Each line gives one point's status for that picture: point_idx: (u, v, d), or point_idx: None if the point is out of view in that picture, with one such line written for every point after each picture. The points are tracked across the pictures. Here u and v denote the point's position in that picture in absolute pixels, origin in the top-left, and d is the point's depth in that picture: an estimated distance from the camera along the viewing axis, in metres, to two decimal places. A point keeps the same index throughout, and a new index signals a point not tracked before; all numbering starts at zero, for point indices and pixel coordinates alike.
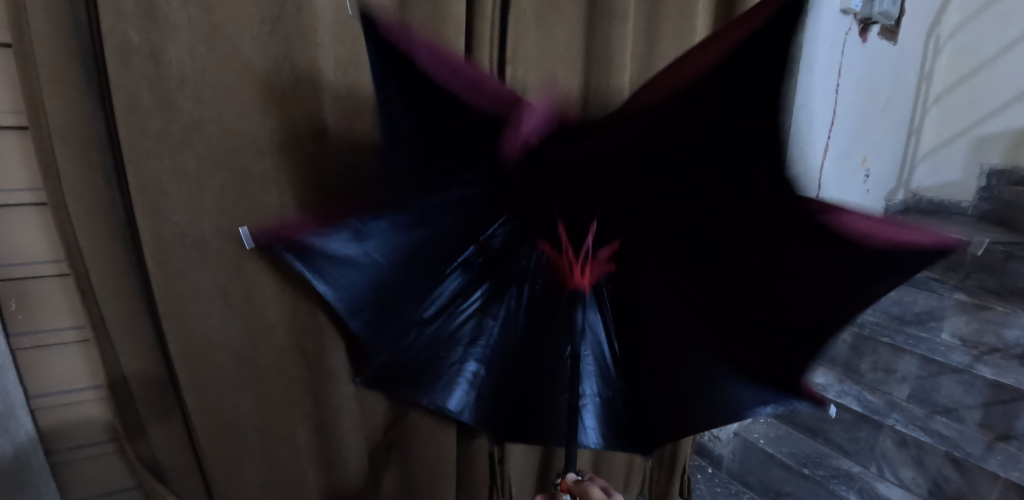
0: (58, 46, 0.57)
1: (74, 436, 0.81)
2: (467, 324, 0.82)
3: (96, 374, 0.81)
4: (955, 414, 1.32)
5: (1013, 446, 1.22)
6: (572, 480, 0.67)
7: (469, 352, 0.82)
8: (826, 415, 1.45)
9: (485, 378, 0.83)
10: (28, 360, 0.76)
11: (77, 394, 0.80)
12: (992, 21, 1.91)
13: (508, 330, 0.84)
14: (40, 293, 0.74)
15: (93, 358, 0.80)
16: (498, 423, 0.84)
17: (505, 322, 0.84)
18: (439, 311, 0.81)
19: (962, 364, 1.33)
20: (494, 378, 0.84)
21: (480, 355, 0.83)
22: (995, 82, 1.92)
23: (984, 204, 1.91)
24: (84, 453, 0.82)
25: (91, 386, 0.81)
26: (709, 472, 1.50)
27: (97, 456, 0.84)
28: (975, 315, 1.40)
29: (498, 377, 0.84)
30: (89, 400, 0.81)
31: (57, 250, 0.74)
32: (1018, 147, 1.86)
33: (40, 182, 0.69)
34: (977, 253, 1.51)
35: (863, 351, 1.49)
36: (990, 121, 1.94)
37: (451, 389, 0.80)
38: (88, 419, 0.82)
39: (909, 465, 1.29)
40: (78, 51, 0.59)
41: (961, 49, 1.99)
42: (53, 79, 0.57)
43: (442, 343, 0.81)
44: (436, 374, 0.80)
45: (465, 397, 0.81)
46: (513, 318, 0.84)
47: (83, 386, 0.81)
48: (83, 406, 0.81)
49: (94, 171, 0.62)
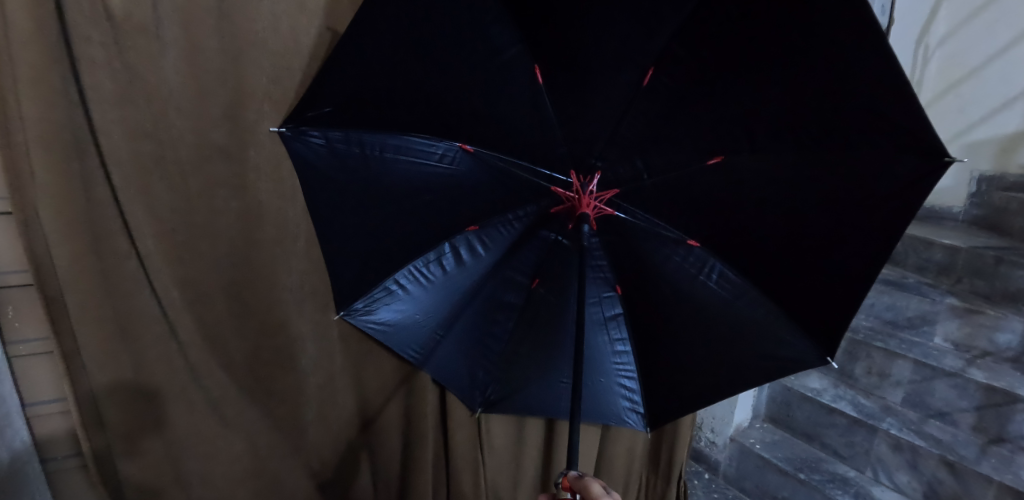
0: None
1: (48, 448, 0.84)
2: (442, 281, 0.96)
3: (60, 386, 0.83)
4: (949, 418, 1.33)
5: (1006, 449, 1.24)
6: (573, 476, 0.71)
7: (439, 317, 0.98)
8: (821, 420, 1.46)
9: (456, 335, 1.00)
10: (21, 369, 0.80)
11: (43, 407, 0.82)
12: (980, 29, 1.94)
13: (487, 305, 0.99)
14: (12, 305, 0.76)
15: (59, 371, 0.82)
16: (463, 366, 1.02)
17: (488, 293, 0.98)
18: (418, 270, 0.94)
19: (954, 368, 1.32)
20: (462, 340, 1.01)
21: (450, 315, 0.98)
22: (983, 89, 1.95)
23: (974, 209, 1.90)
24: (55, 464, 0.85)
25: (55, 399, 0.83)
26: (705, 478, 1.54)
27: (67, 469, 0.86)
28: (967, 319, 1.38)
29: (470, 340, 1.01)
30: (53, 413, 0.83)
31: (25, 261, 0.75)
32: (1005, 152, 1.90)
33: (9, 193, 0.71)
34: (969, 258, 1.51)
35: (857, 356, 1.48)
36: (978, 128, 1.96)
37: (408, 334, 0.98)
38: (59, 431, 0.84)
39: (904, 469, 1.31)
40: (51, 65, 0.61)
41: (950, 57, 2.03)
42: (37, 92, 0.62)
43: (411, 296, 0.96)
44: (393, 315, 0.96)
45: (425, 346, 0.99)
46: (494, 295, 0.99)
47: (49, 399, 0.82)
48: (55, 417, 0.83)
49: (71, 181, 0.68)
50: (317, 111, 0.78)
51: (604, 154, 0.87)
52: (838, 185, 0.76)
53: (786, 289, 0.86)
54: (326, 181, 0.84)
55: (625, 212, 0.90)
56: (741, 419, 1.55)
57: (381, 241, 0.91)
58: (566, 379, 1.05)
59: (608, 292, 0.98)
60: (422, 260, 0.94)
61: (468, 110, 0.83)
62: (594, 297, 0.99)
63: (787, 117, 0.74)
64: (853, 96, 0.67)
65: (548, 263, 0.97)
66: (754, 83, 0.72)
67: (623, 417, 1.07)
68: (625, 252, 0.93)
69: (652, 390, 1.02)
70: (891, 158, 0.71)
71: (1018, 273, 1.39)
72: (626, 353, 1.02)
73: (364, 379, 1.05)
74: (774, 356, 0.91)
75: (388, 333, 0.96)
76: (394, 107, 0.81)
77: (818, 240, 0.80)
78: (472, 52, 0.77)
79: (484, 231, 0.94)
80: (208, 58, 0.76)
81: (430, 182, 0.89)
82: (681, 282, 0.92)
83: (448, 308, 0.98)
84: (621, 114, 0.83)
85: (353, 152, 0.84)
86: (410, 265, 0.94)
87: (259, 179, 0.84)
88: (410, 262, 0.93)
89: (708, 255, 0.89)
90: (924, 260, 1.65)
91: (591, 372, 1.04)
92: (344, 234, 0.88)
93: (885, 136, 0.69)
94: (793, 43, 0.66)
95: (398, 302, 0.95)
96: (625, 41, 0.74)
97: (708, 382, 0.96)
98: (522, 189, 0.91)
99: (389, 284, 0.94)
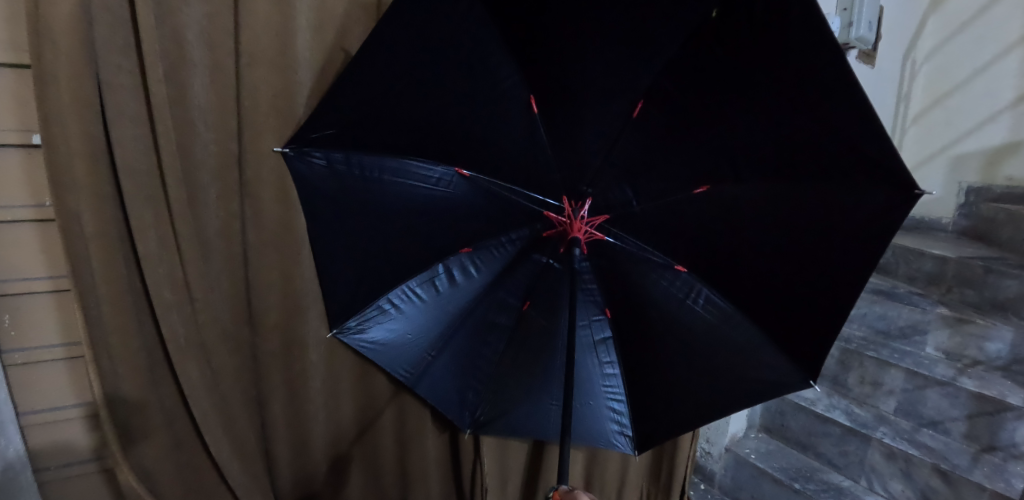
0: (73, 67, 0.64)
1: (62, 454, 0.85)
2: (434, 301, 0.96)
3: (84, 391, 0.86)
4: (941, 426, 1.32)
5: (998, 457, 1.24)
6: (563, 490, 0.71)
7: (432, 337, 0.98)
8: (815, 430, 1.48)
9: (450, 356, 1.00)
10: (19, 377, 0.81)
11: (66, 412, 0.84)
12: (965, 45, 2.00)
13: (479, 326, 0.99)
14: (32, 311, 0.80)
15: (81, 374, 0.85)
16: (453, 387, 1.01)
17: (479, 315, 0.99)
18: (412, 289, 0.95)
19: (946, 376, 1.32)
20: (455, 360, 1.01)
21: (443, 335, 0.99)
22: (968, 103, 2.00)
23: (963, 220, 1.91)
24: (70, 472, 0.86)
25: (78, 404, 0.85)
26: (701, 489, 1.55)
27: (83, 475, 0.87)
28: (957, 328, 1.38)
29: (460, 361, 1.01)
30: (75, 418, 0.85)
31: (56, 268, 0.80)
32: (990, 165, 1.96)
33: (43, 201, 0.76)
34: (958, 268, 1.53)
35: (851, 365, 1.48)
36: (967, 140, 2.01)
37: (398, 354, 0.98)
38: (59, 439, 0.85)
39: (898, 479, 1.32)
40: (70, 80, 0.64)
41: (936, 72, 2.09)
42: (44, 107, 0.64)
43: (405, 315, 0.96)
44: (385, 334, 0.96)
45: (417, 366, 0.99)
46: (484, 316, 0.99)
47: (69, 403, 0.85)
48: (72, 422, 0.85)
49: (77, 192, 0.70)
50: (321, 132, 0.82)
51: (596, 181, 0.89)
52: (825, 210, 0.78)
53: (772, 315, 0.88)
54: (328, 199, 0.86)
55: (615, 237, 0.91)
56: (736, 429, 1.56)
57: (376, 256, 0.92)
58: (555, 400, 1.03)
59: (597, 315, 0.99)
60: (415, 279, 0.95)
61: (466, 136, 0.86)
62: (583, 320, 0.99)
63: (769, 149, 0.76)
64: (835, 126, 0.69)
65: (538, 286, 0.98)
66: (738, 113, 0.75)
67: (612, 441, 1.04)
68: (616, 275, 0.94)
69: (641, 413, 1.01)
70: (867, 188, 0.73)
71: (1007, 282, 1.40)
72: (615, 376, 1.01)
73: (374, 395, 1.07)
74: (762, 380, 0.92)
75: (380, 352, 0.96)
76: (392, 130, 0.84)
77: (803, 265, 0.82)
78: (465, 76, 0.80)
79: (477, 252, 0.95)
80: (228, 73, 0.79)
81: (426, 205, 0.90)
82: (669, 306, 0.92)
83: (441, 323, 0.98)
84: (613, 139, 0.85)
85: (354, 174, 0.87)
86: (403, 284, 0.95)
87: (260, 187, 0.85)
88: (403, 283, 0.95)
89: (696, 281, 0.90)
90: (915, 270, 1.67)
91: (580, 394, 1.03)
92: (339, 246, 0.89)
93: (856, 166, 0.72)
94: (783, 78, 0.69)
95: (392, 320, 0.96)
96: (613, 78, 0.79)
97: (701, 407, 0.95)
98: (516, 211, 0.92)
99: (382, 303, 0.95)
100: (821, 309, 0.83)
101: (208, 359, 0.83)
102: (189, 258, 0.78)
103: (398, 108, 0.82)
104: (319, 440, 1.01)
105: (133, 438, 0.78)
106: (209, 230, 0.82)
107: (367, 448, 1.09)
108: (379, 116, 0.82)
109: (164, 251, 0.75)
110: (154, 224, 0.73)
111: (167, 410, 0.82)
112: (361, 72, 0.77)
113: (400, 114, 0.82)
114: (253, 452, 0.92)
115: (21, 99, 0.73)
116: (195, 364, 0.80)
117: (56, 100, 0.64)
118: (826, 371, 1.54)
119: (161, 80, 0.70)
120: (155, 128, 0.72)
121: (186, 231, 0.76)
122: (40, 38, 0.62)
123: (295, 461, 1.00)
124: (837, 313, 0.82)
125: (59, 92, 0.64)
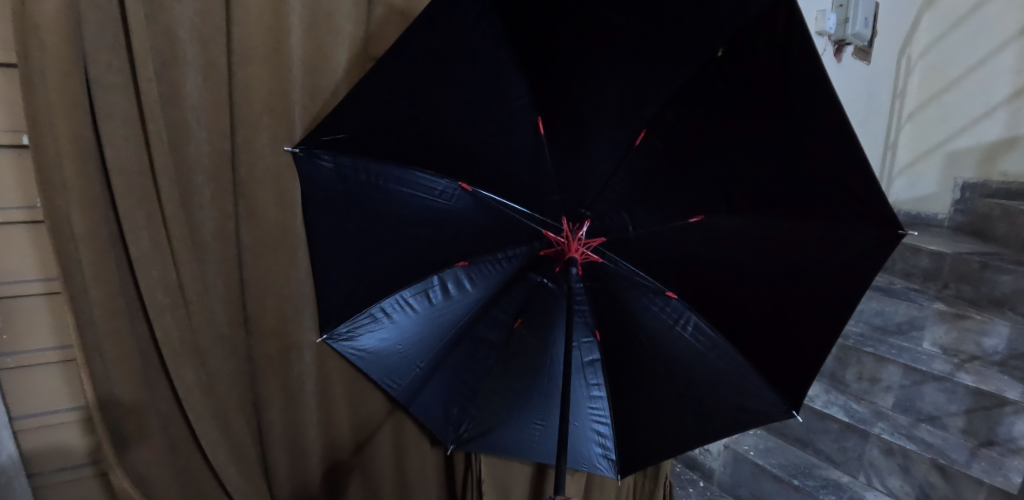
0: (63, 66, 0.63)
1: (56, 458, 0.84)
2: (427, 313, 0.96)
3: (78, 394, 0.85)
4: (939, 421, 1.32)
5: (995, 452, 1.23)
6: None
7: (422, 352, 0.98)
8: (814, 427, 1.49)
9: (439, 376, 0.99)
10: (12, 380, 0.80)
11: (61, 415, 0.83)
12: (959, 41, 2.00)
13: (469, 343, 0.99)
14: (25, 314, 0.78)
15: (76, 377, 0.84)
16: (440, 402, 1.01)
17: (473, 330, 0.98)
18: (406, 300, 0.94)
19: (943, 372, 1.31)
20: (447, 376, 1.00)
21: (436, 354, 0.98)
22: (963, 100, 2.01)
23: (959, 216, 1.91)
24: (63, 477, 0.85)
25: (72, 407, 0.84)
26: (700, 486, 1.57)
27: (78, 479, 0.86)
28: (954, 324, 1.37)
29: (450, 377, 1.00)
30: (69, 421, 0.84)
31: (49, 269, 0.79)
32: (986, 161, 1.96)
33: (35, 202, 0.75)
34: (954, 264, 1.53)
35: (848, 361, 1.49)
36: (960, 137, 2.03)
37: (388, 363, 0.97)
38: (52, 443, 0.84)
39: (896, 474, 1.33)
40: (57, 78, 0.63)
41: (931, 69, 2.09)
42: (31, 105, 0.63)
43: (398, 325, 0.95)
44: (376, 342, 0.95)
45: (405, 377, 0.98)
46: (475, 332, 0.98)
47: (63, 406, 0.84)
48: (67, 426, 0.84)
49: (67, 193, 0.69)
50: (332, 136, 0.82)
51: (595, 206, 0.88)
52: (817, 244, 0.78)
53: (764, 338, 0.87)
54: (331, 204, 0.87)
55: (609, 260, 0.90)
56: None
57: (375, 262, 0.91)
58: (541, 419, 1.02)
59: (588, 338, 0.97)
60: (409, 289, 0.94)
61: (466, 150, 0.85)
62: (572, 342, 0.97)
63: (771, 186, 0.77)
64: (829, 159, 0.70)
65: (534, 305, 0.97)
66: (738, 133, 0.74)
67: (594, 463, 1.02)
68: (609, 296, 0.93)
69: (627, 435, 0.99)
70: (855, 226, 0.75)
71: (1004, 277, 1.39)
72: (601, 398, 0.99)
73: (371, 398, 1.06)
74: (748, 401, 0.93)
75: (369, 360, 0.96)
76: (393, 140, 0.84)
77: (791, 301, 0.83)
78: (464, 90, 0.79)
79: (473, 267, 0.94)
80: (221, 71, 0.78)
81: (422, 219, 0.90)
82: (659, 331, 0.92)
83: (439, 328, 0.97)
84: (615, 160, 0.85)
85: (360, 181, 0.87)
86: (397, 294, 0.94)
87: (256, 188, 0.84)
88: (398, 293, 0.94)
89: (685, 307, 0.90)
90: (911, 266, 1.67)
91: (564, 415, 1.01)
92: (338, 247, 0.89)
93: (848, 209, 0.74)
94: (783, 109, 0.69)
95: (385, 331, 0.95)
96: (626, 104, 0.79)
97: (688, 431, 0.96)
98: (516, 230, 0.91)
99: (374, 310, 0.94)
100: (807, 335, 0.84)
101: (204, 362, 0.82)
102: (183, 260, 0.77)
103: (409, 121, 0.82)
104: (317, 444, 1.00)
105: (129, 441, 0.77)
106: (205, 231, 0.81)
107: (366, 449, 1.08)
108: (379, 124, 0.82)
109: (158, 252, 0.74)
110: (146, 225, 0.72)
111: (162, 413, 0.81)
112: (372, 85, 0.76)
113: (398, 122, 0.82)
114: (251, 455, 0.91)
115: (10, 99, 0.72)
116: (190, 367, 0.79)
117: (44, 98, 0.63)
118: (825, 369, 1.54)
119: (151, 79, 0.69)
120: (147, 127, 0.71)
121: (179, 232, 0.76)
122: (27, 34, 0.61)
123: (293, 464, 0.99)
124: (825, 345, 0.83)
125: (48, 91, 0.63)
